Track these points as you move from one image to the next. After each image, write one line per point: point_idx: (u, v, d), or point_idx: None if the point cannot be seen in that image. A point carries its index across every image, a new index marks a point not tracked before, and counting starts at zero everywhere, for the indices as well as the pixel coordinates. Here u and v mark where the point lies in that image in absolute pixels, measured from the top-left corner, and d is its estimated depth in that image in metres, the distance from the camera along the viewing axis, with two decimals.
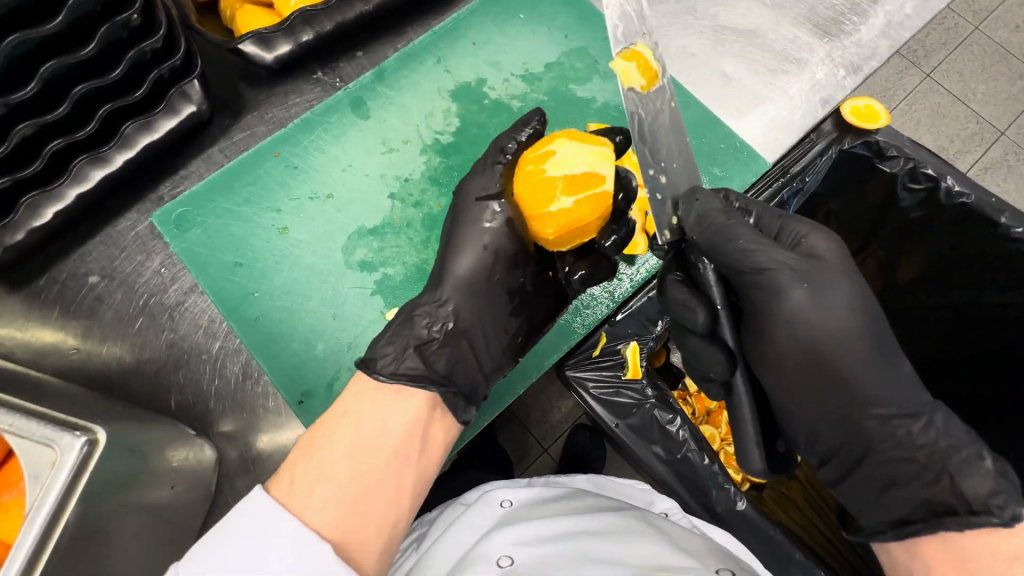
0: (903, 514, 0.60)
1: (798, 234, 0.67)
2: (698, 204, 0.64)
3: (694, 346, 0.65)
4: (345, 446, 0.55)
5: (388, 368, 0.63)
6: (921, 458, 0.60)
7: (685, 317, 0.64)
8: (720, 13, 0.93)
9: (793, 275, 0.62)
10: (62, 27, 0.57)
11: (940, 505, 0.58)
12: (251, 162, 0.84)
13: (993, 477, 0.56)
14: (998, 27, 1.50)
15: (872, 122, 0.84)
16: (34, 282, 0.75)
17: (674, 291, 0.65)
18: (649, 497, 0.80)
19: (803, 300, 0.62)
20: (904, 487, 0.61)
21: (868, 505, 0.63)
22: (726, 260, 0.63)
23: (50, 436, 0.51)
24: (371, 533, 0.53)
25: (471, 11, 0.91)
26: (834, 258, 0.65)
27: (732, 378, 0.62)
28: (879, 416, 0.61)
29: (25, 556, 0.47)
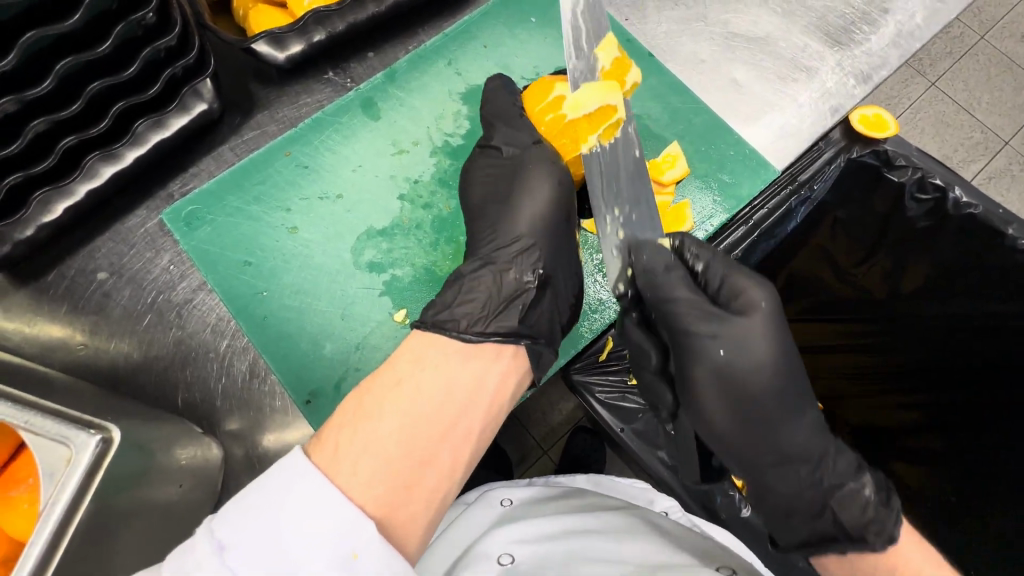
0: (804, 537, 0.66)
1: (738, 288, 0.67)
2: (644, 255, 0.67)
3: (649, 383, 0.72)
4: (396, 417, 0.54)
5: (476, 327, 0.65)
6: (811, 495, 0.65)
7: (640, 357, 0.71)
8: (731, 20, 0.93)
9: (718, 337, 0.64)
10: (78, 25, 0.58)
11: (828, 533, 0.65)
12: (262, 162, 0.84)
13: (871, 507, 0.63)
14: (1003, 37, 1.51)
15: (880, 130, 0.84)
16: (43, 277, 0.75)
17: (631, 335, 0.70)
18: (648, 496, 0.85)
19: (727, 358, 0.64)
20: (802, 517, 0.66)
21: (780, 527, 0.68)
22: (663, 313, 0.67)
23: (64, 434, 0.51)
24: (416, 507, 0.52)
25: (483, 13, 0.91)
26: (764, 312, 0.65)
27: (677, 412, 0.71)
28: (782, 460, 0.65)
29: (38, 555, 0.47)
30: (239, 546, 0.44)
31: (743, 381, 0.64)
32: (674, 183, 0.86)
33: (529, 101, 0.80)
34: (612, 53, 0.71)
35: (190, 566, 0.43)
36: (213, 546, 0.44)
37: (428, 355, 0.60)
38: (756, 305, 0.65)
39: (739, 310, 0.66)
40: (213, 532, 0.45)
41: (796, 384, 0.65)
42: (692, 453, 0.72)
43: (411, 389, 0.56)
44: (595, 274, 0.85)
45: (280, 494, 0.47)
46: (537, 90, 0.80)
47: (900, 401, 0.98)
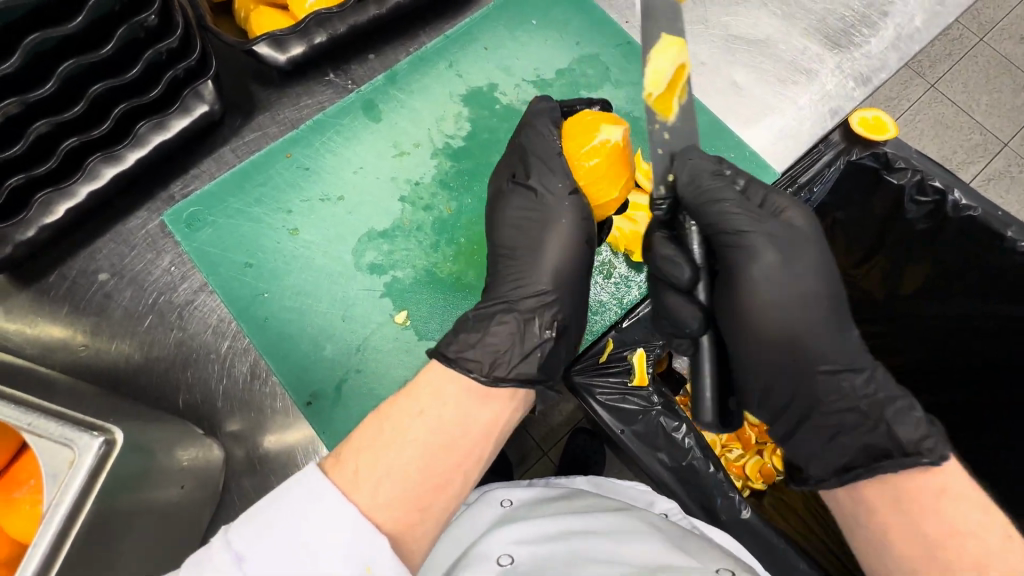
0: (846, 462, 0.62)
1: (778, 206, 0.67)
2: (690, 165, 0.66)
3: (673, 303, 0.65)
4: (419, 443, 0.54)
5: (497, 371, 0.63)
6: (862, 407, 0.62)
7: (671, 272, 0.64)
8: (731, 23, 0.93)
9: (769, 239, 0.64)
10: (81, 27, 0.58)
11: (878, 450, 0.60)
12: (263, 163, 0.84)
13: (923, 423, 0.59)
14: (1002, 39, 1.51)
15: (879, 134, 0.84)
16: (44, 278, 0.76)
17: (660, 246, 0.65)
18: (649, 498, 0.82)
19: (773, 263, 0.64)
20: (848, 435, 0.63)
21: (816, 456, 0.65)
22: (706, 222, 0.66)
23: (67, 436, 0.51)
24: (427, 530, 0.53)
25: (484, 16, 0.91)
26: (806, 227, 0.66)
27: (701, 336, 0.64)
28: (827, 371, 0.63)
29: (43, 554, 0.47)
30: (255, 556, 0.46)
31: (785, 292, 0.64)
32: None
33: (567, 139, 0.76)
34: None
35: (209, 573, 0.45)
36: (230, 556, 0.46)
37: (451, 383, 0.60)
38: (794, 222, 0.66)
39: (784, 222, 0.66)
40: (230, 543, 0.47)
41: (836, 295, 0.65)
42: (708, 385, 0.63)
43: (434, 416, 0.57)
44: (596, 276, 0.87)
45: (293, 506, 0.48)
46: (575, 126, 0.76)
47: None
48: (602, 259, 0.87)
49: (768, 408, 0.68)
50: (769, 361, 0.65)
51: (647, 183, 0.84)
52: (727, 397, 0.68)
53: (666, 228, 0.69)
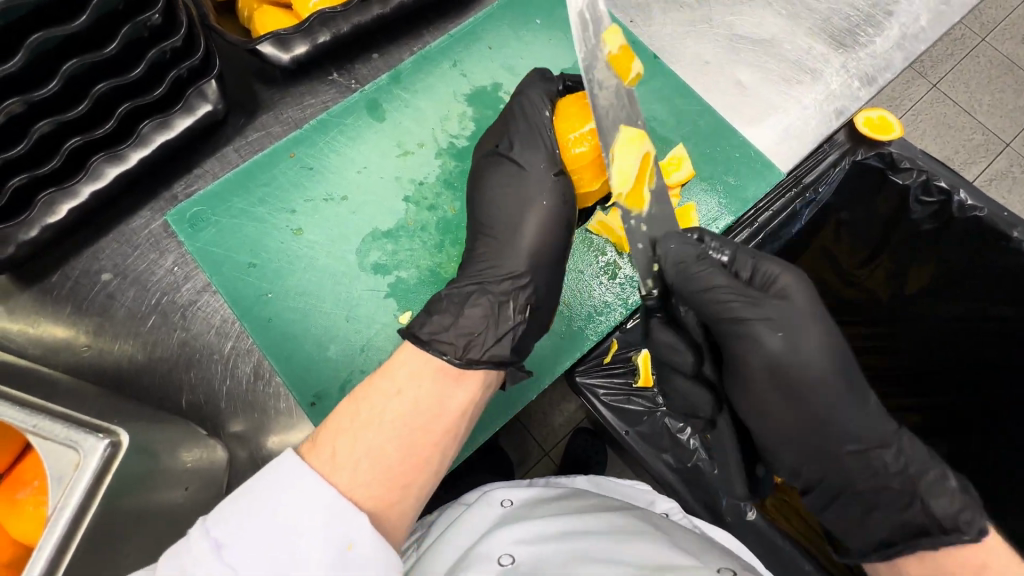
0: (885, 536, 0.62)
1: (770, 274, 0.66)
2: (673, 251, 0.65)
3: (682, 386, 0.71)
4: (394, 424, 0.56)
5: (471, 354, 0.63)
6: (895, 485, 0.62)
7: (672, 358, 0.69)
8: (736, 22, 0.93)
9: (768, 325, 0.63)
10: (86, 25, 0.57)
11: (916, 526, 0.60)
12: (266, 163, 0.84)
13: (957, 495, 0.59)
14: (1004, 39, 1.51)
15: (885, 133, 0.84)
16: (47, 278, 0.75)
17: (659, 335, 0.69)
18: (650, 497, 0.80)
19: (779, 347, 0.63)
20: (882, 512, 0.63)
21: (851, 530, 0.65)
22: (699, 310, 0.66)
23: (72, 437, 0.51)
24: (407, 504, 0.55)
25: (488, 15, 0.91)
26: (802, 299, 0.64)
27: (717, 417, 0.70)
28: (854, 451, 0.63)
29: (47, 556, 0.47)
30: (233, 543, 0.47)
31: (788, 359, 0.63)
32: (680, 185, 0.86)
33: (565, 113, 0.75)
34: (618, 41, 0.68)
35: (188, 563, 0.46)
36: (209, 544, 0.47)
37: (422, 364, 0.61)
38: (792, 300, 0.64)
39: (777, 296, 0.64)
40: (209, 533, 0.48)
41: (842, 367, 0.63)
42: (734, 461, 0.73)
43: (407, 398, 0.57)
44: (599, 276, 0.85)
45: (265, 494, 0.49)
46: (574, 103, 0.75)
47: (901, 403, 0.98)
48: (607, 260, 0.85)
49: (796, 480, 0.67)
50: (790, 447, 0.65)
51: None
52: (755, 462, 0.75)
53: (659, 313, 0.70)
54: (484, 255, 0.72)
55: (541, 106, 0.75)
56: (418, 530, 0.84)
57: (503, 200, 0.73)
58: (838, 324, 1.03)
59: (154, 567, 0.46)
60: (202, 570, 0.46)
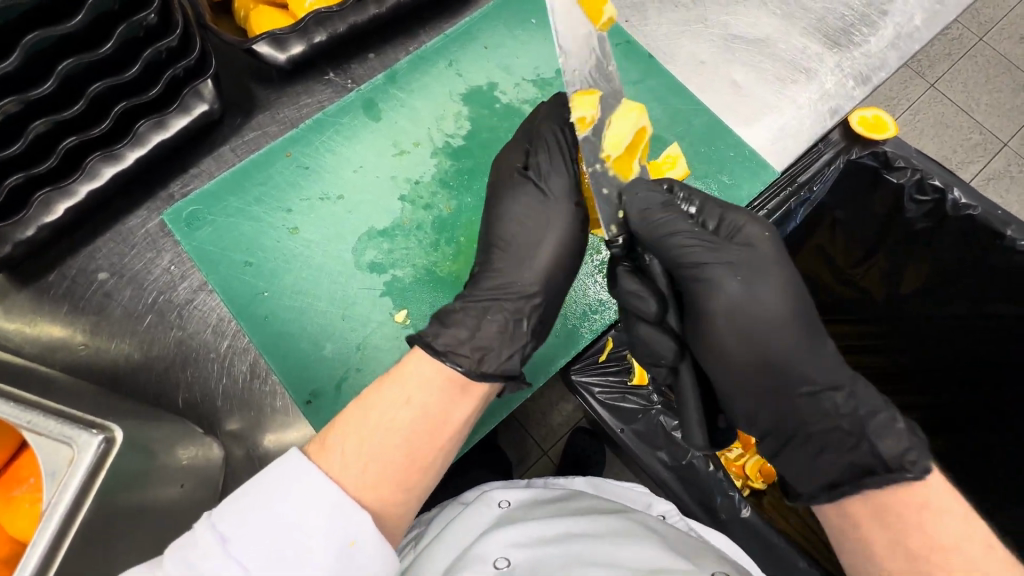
0: (833, 479, 0.61)
1: (736, 225, 0.68)
2: (640, 198, 0.65)
3: (645, 334, 0.66)
4: (402, 430, 0.56)
5: (485, 367, 0.63)
6: (846, 426, 0.62)
7: (638, 306, 0.65)
8: (730, 21, 0.93)
9: (730, 268, 0.64)
10: (81, 25, 0.58)
11: (863, 466, 0.59)
12: (263, 162, 0.84)
13: (904, 435, 0.59)
14: (1001, 39, 1.51)
15: (879, 132, 0.84)
16: (44, 277, 0.76)
17: (626, 281, 0.66)
18: (647, 499, 0.80)
19: (738, 292, 0.64)
20: (832, 453, 0.62)
21: (802, 473, 0.64)
22: (666, 255, 0.66)
23: (68, 433, 0.51)
24: (411, 503, 0.56)
25: (483, 15, 0.91)
26: (767, 247, 0.66)
27: (680, 364, 0.66)
28: (807, 394, 0.64)
29: (43, 553, 0.47)
30: (240, 536, 0.47)
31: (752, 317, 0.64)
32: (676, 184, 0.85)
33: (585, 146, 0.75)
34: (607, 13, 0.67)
35: (194, 557, 0.46)
36: (217, 537, 0.47)
37: (433, 372, 0.60)
38: (751, 244, 0.66)
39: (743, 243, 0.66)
40: (215, 526, 0.48)
41: (803, 314, 0.65)
42: (694, 411, 0.65)
43: (417, 404, 0.57)
44: (595, 274, 0.86)
45: (271, 493, 0.50)
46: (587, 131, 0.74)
47: (899, 402, 0.98)
48: (603, 258, 0.86)
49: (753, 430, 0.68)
50: (748, 393, 0.65)
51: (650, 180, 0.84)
52: (716, 414, 0.70)
53: (627, 262, 0.69)
54: (484, 255, 0.72)
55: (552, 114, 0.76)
56: (418, 527, 0.85)
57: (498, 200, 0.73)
58: (836, 323, 1.03)
59: (159, 561, 0.46)
60: (208, 563, 0.46)
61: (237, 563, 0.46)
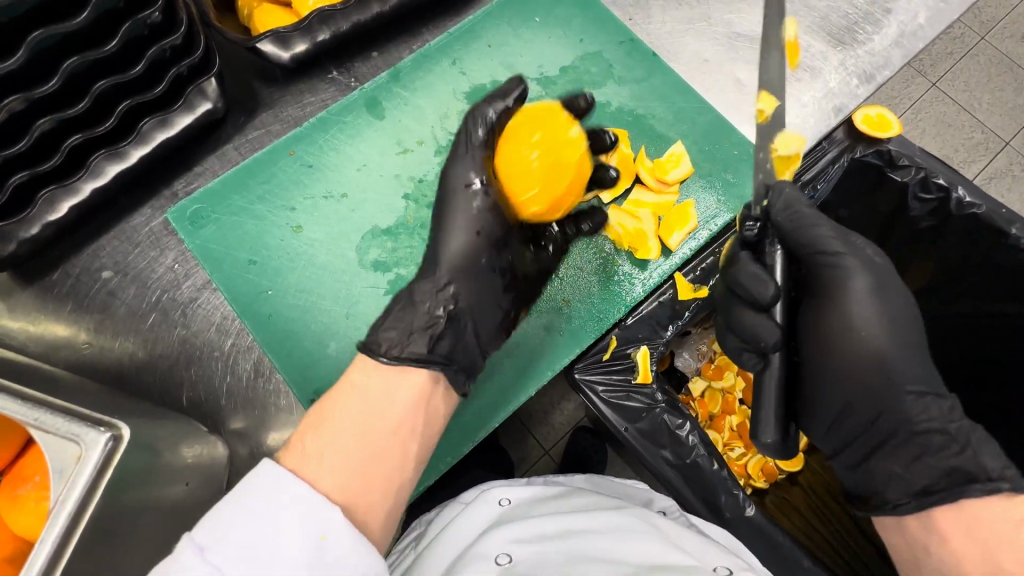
0: (926, 485, 0.61)
1: (855, 237, 0.68)
2: (786, 192, 0.66)
3: (749, 320, 0.62)
4: (350, 421, 0.58)
5: (390, 349, 0.65)
6: (949, 431, 0.62)
7: (755, 290, 0.61)
8: (734, 20, 0.92)
9: (866, 268, 0.66)
10: (87, 23, 0.58)
11: (963, 473, 0.59)
12: (265, 161, 0.84)
13: (1004, 454, 0.60)
14: (1004, 38, 1.51)
15: (883, 130, 0.84)
16: (47, 276, 0.76)
17: (747, 264, 0.61)
18: (647, 495, 0.81)
19: (864, 289, 0.65)
20: (926, 459, 0.62)
21: (893, 479, 0.63)
22: (799, 242, 0.66)
23: (74, 431, 0.51)
24: (375, 494, 0.56)
25: (486, 13, 0.91)
26: (882, 259, 0.67)
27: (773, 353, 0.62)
28: (913, 395, 0.63)
29: (49, 552, 0.47)
30: (217, 544, 0.47)
31: (867, 320, 0.64)
32: (678, 183, 0.87)
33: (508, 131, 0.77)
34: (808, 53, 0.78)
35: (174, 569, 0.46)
36: (192, 549, 0.47)
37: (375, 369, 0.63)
38: (873, 255, 0.67)
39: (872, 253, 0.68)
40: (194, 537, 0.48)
41: (914, 328, 0.66)
42: (774, 399, 0.62)
43: (360, 397, 0.60)
44: (598, 273, 0.85)
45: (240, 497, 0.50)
46: (544, 114, 0.77)
47: None
48: (606, 255, 0.86)
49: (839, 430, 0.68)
50: (845, 390, 0.65)
51: (650, 179, 0.87)
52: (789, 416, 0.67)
53: (750, 248, 0.66)
54: None
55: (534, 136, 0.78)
56: (417, 528, 0.85)
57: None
58: None
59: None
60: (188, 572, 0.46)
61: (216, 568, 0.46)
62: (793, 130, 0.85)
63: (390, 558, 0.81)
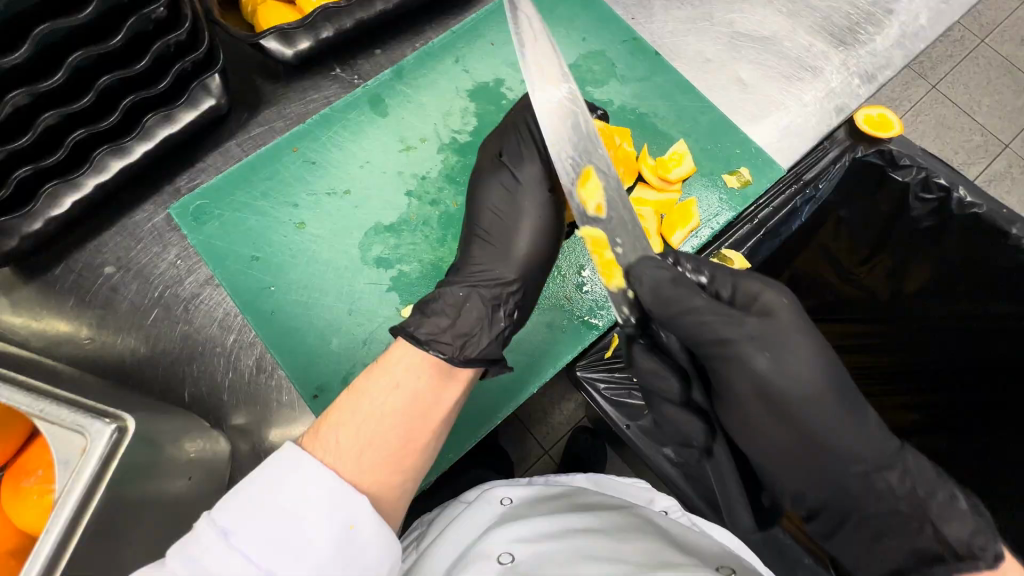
0: (894, 568, 0.63)
1: (753, 292, 0.65)
2: (647, 276, 0.62)
3: (670, 412, 0.70)
4: (390, 418, 0.57)
5: (468, 352, 0.64)
6: (903, 508, 0.61)
7: (658, 386, 0.68)
8: (736, 19, 0.93)
9: (754, 343, 0.62)
10: (91, 18, 0.58)
11: (930, 553, 0.60)
12: (270, 157, 0.84)
13: (969, 517, 0.59)
14: (1004, 41, 1.51)
15: (884, 131, 0.84)
16: (50, 271, 0.76)
17: (637, 356, 0.67)
18: (650, 495, 0.81)
19: (766, 367, 0.61)
20: (895, 538, 0.62)
21: (861, 557, 0.65)
22: (682, 332, 0.64)
23: (80, 423, 0.51)
24: (407, 486, 0.57)
25: (490, 12, 0.92)
26: (786, 315, 0.63)
27: (711, 446, 0.72)
28: (859, 470, 0.62)
29: (54, 542, 0.47)
30: (241, 529, 0.47)
31: (785, 395, 0.61)
32: (680, 181, 0.87)
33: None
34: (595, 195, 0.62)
35: (200, 551, 0.46)
36: (218, 533, 0.47)
37: (419, 362, 0.61)
38: (773, 308, 0.63)
39: (760, 313, 0.63)
40: (216, 522, 0.48)
41: (840, 387, 0.62)
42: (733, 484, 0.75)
43: (405, 395, 0.58)
44: (601, 271, 0.85)
45: (273, 489, 0.50)
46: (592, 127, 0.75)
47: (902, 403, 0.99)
48: None
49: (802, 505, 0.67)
50: (791, 474, 0.65)
51: (653, 178, 0.86)
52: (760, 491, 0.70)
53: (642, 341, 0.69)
54: (482, 263, 0.72)
55: (538, 113, 0.76)
56: (418, 529, 0.84)
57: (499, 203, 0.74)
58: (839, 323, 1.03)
59: (163, 561, 0.46)
60: (212, 556, 0.46)
61: (243, 554, 0.46)
62: (779, 138, 0.90)
63: None
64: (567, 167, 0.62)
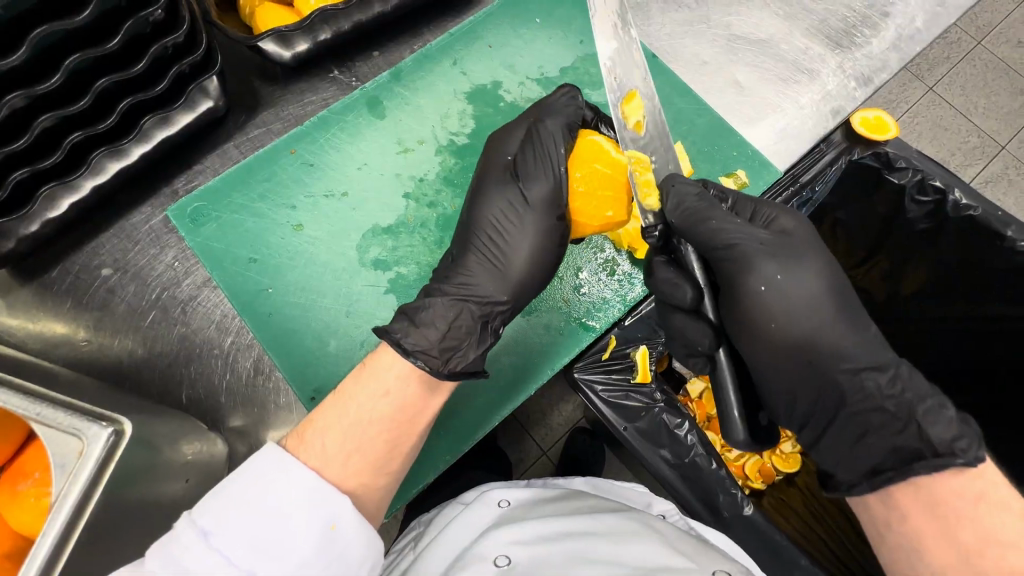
0: (875, 464, 0.59)
1: (770, 216, 0.67)
2: (675, 189, 0.66)
3: (680, 323, 0.67)
4: (377, 420, 0.57)
5: (452, 364, 0.63)
6: (890, 408, 0.59)
7: (673, 295, 0.66)
8: (733, 22, 0.94)
9: (763, 250, 0.63)
10: (88, 21, 0.58)
11: (909, 451, 0.57)
12: (267, 159, 0.84)
13: (956, 423, 0.55)
14: (1000, 43, 1.52)
15: (881, 133, 0.84)
16: (47, 273, 0.75)
17: (660, 271, 0.67)
18: (648, 499, 0.81)
19: (775, 273, 0.63)
20: (875, 437, 0.60)
21: (843, 460, 0.62)
22: (701, 237, 0.64)
23: (77, 426, 0.51)
24: (389, 488, 0.59)
25: (488, 14, 0.92)
26: (801, 232, 0.66)
27: (715, 351, 0.65)
28: (849, 370, 0.61)
29: (52, 545, 0.47)
30: (220, 529, 0.47)
31: (793, 300, 0.62)
32: None
33: (579, 149, 0.76)
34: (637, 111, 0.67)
35: (178, 551, 0.46)
36: (197, 533, 0.47)
37: (405, 368, 0.61)
38: (787, 226, 0.66)
39: (776, 232, 0.66)
40: (196, 522, 0.48)
41: (842, 294, 0.63)
42: (732, 398, 0.63)
43: (391, 404, 0.58)
44: (598, 273, 0.85)
45: (250, 491, 0.50)
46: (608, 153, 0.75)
47: None
48: (606, 256, 0.86)
49: (792, 419, 0.66)
50: (783, 377, 0.63)
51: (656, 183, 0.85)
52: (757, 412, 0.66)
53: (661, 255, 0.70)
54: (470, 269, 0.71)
55: (550, 127, 0.75)
56: (415, 529, 0.84)
57: (499, 209, 0.73)
58: None
59: (142, 561, 0.46)
60: (192, 556, 0.46)
61: (222, 554, 0.47)
62: (776, 140, 0.90)
63: (388, 558, 0.81)
64: (617, 86, 0.66)
